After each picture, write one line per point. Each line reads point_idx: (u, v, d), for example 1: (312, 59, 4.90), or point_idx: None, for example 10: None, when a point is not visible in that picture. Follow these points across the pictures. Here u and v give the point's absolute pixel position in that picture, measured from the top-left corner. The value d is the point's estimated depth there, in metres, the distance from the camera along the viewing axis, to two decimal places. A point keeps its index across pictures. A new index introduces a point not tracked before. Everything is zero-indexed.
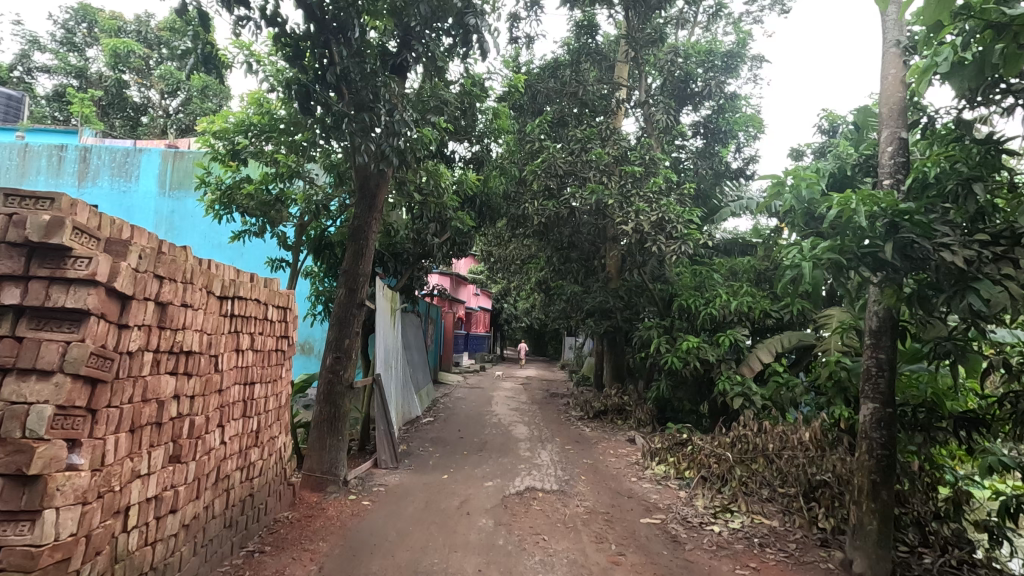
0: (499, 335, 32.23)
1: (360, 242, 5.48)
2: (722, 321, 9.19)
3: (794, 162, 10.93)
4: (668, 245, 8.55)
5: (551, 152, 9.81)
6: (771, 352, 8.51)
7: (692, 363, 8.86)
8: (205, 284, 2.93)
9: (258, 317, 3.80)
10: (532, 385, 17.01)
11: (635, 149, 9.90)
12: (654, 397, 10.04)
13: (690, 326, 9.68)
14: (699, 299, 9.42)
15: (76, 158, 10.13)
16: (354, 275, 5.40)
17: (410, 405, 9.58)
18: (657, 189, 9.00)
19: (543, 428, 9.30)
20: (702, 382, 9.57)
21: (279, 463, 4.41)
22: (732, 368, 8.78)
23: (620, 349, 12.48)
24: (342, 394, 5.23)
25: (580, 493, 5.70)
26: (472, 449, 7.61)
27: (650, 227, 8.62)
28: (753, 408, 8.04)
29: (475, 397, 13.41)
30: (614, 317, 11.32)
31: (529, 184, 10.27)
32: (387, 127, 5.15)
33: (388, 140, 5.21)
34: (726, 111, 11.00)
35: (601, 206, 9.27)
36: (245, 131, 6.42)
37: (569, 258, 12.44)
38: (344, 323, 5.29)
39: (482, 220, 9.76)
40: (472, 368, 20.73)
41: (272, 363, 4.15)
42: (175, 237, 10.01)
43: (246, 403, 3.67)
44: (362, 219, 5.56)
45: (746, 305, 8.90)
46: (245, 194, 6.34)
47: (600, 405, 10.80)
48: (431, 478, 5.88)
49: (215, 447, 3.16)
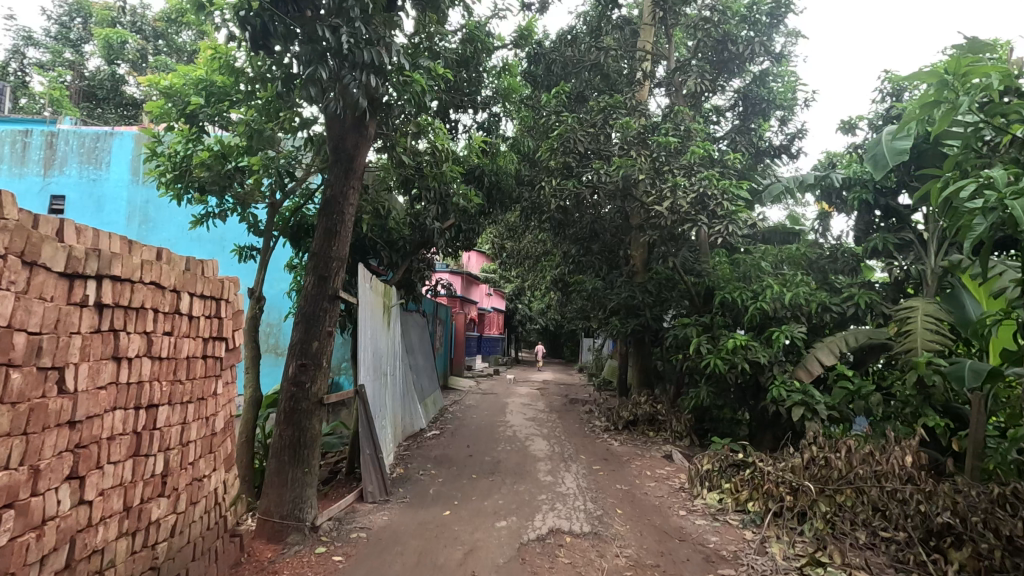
0: (513, 337, 31.04)
1: (335, 216, 4.26)
2: (773, 317, 7.88)
3: (846, 137, 9.86)
4: (711, 227, 7.25)
5: (571, 124, 8.56)
6: (834, 353, 7.18)
7: (740, 366, 7.55)
8: (16, 248, 1.77)
9: (160, 310, 2.61)
10: (549, 391, 15.78)
11: (667, 121, 8.64)
12: (691, 406, 8.77)
13: (733, 323, 8.39)
14: (743, 289, 8.11)
15: (43, 144, 9.10)
16: (326, 255, 4.20)
17: (411, 414, 8.38)
18: (696, 159, 7.72)
19: (565, 443, 8.06)
20: (748, 388, 8.27)
21: (214, 513, 3.22)
22: (786, 371, 7.48)
23: (648, 350, 11.21)
24: (310, 413, 4.01)
25: (618, 536, 4.45)
26: (482, 471, 6.39)
27: (690, 206, 7.34)
28: (817, 420, 6.75)
29: (487, 404, 12.23)
30: (642, 314, 10.06)
31: (544, 162, 9.00)
32: (355, 59, 3.89)
33: (359, 74, 3.95)
34: (767, 78, 9.53)
35: (629, 184, 8.01)
36: (202, 89, 5.24)
37: (590, 250, 11.18)
38: (313, 320, 4.08)
39: (492, 204, 8.58)
40: (484, 372, 19.56)
41: (194, 376, 2.96)
42: (149, 231, 8.94)
43: (138, 437, 2.48)
44: (336, 187, 4.32)
45: (802, 298, 7.57)
46: (197, 163, 5.13)
47: (628, 415, 9.53)
48: (429, 515, 4.68)
49: (57, 516, 1.98)
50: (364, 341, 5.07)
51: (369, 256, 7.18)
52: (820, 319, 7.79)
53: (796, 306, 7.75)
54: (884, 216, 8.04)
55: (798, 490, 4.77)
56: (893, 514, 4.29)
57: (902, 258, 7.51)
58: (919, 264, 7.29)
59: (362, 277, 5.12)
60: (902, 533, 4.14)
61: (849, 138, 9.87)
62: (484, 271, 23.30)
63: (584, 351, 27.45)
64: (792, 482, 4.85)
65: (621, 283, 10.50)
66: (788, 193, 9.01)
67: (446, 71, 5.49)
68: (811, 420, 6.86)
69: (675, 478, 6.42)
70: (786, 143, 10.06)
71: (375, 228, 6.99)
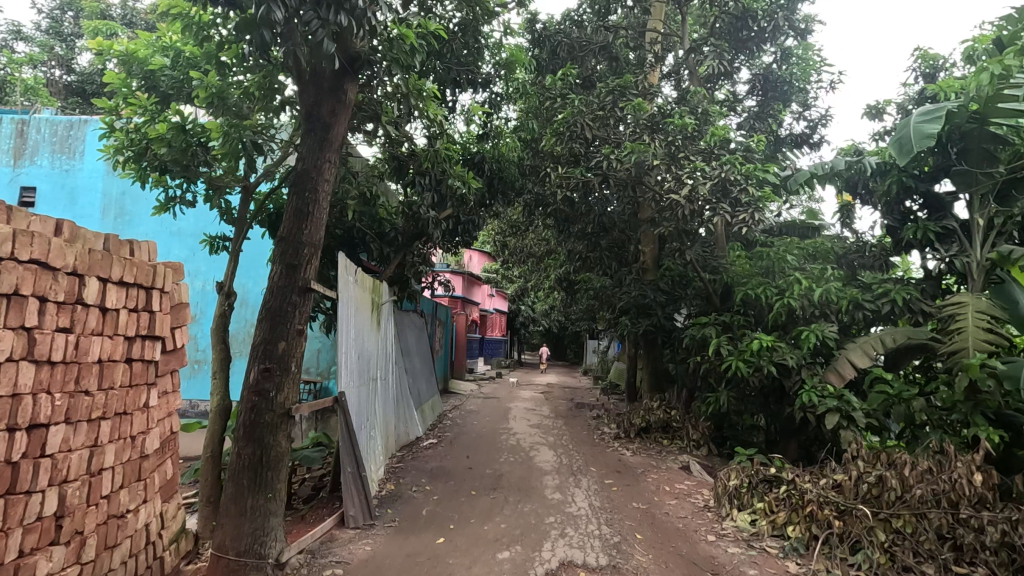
0: (517, 339, 30.42)
1: (307, 191, 3.62)
2: (800, 315, 7.20)
3: (872, 123, 9.24)
4: (735, 215, 6.56)
5: (577, 107, 7.87)
6: (870, 356, 6.50)
7: (765, 369, 6.88)
8: None
9: (50, 298, 1.97)
10: (554, 394, 15.15)
11: (682, 104, 7.93)
12: (709, 413, 8.12)
13: (756, 321, 7.70)
14: (768, 283, 7.41)
15: (12, 131, 8.47)
16: (297, 238, 3.56)
17: (405, 422, 7.74)
18: (717, 142, 7.00)
19: (574, 453, 7.41)
20: (772, 393, 7.62)
21: (145, 557, 2.57)
22: (816, 374, 6.81)
23: (659, 352, 10.55)
24: (274, 428, 3.34)
25: (641, 570, 3.79)
26: (482, 487, 5.76)
27: (710, 192, 6.64)
28: (854, 430, 6.08)
29: (489, 409, 11.60)
30: (653, 314, 9.40)
31: (549, 149, 8.34)
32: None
33: (328, 12, 3.31)
34: (788, 59, 8.84)
35: (642, 171, 7.35)
36: (167, 53, 4.65)
37: (598, 246, 10.50)
38: (280, 316, 3.44)
39: (493, 194, 7.94)
40: (485, 375, 18.92)
41: (111, 385, 2.32)
42: (125, 225, 8.32)
43: (9, 471, 1.83)
44: (308, 160, 3.67)
45: (833, 293, 6.87)
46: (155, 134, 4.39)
47: (640, 421, 8.88)
48: (421, 543, 4.05)
49: None
50: (344, 341, 4.37)
51: (358, 249, 6.54)
52: (851, 317, 7.11)
53: (824, 303, 7.07)
54: (920, 206, 7.35)
55: (848, 514, 4.19)
56: (967, 544, 3.82)
57: (943, 249, 6.82)
58: (961, 256, 6.62)
59: (341, 267, 4.39)
60: (980, 567, 3.73)
61: (874, 125, 9.24)
62: (486, 271, 22.63)
63: (589, 354, 26.79)
64: (845, 506, 4.24)
65: (631, 280, 9.83)
66: (811, 183, 8.29)
67: (440, 33, 4.86)
68: (848, 430, 6.18)
69: (697, 495, 5.75)
70: (807, 130, 9.37)
71: (363, 217, 6.35)
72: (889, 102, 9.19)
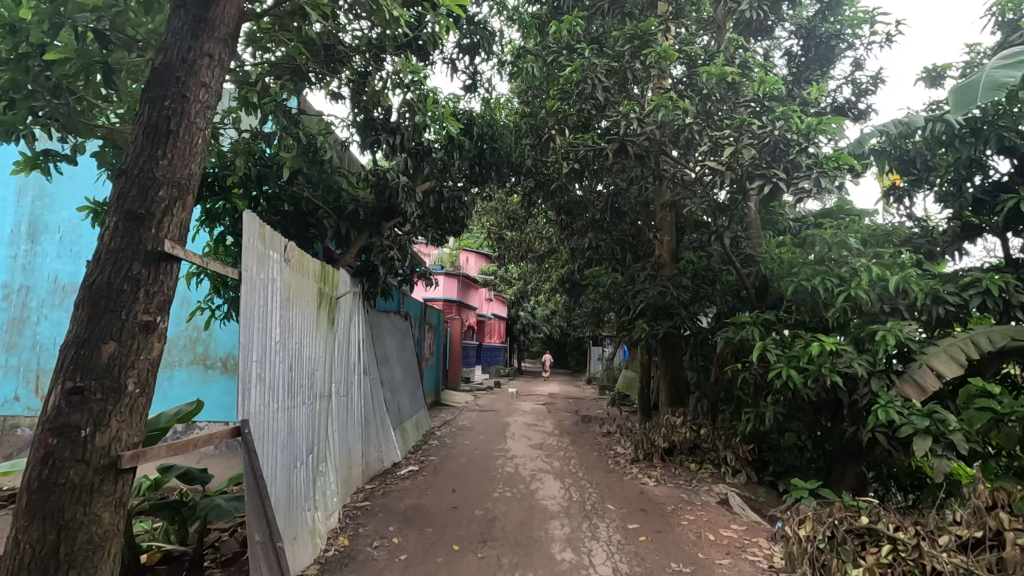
0: (515, 345, 28.93)
1: (167, 96, 2.23)
2: (865, 312, 5.79)
3: (929, 90, 7.94)
4: (793, 183, 5.13)
5: (587, 58, 6.41)
6: (961, 362, 5.12)
7: (825, 380, 5.47)
8: None
9: None
10: (556, 406, 13.64)
11: (715, 55, 6.52)
12: (747, 432, 6.70)
13: (808, 320, 6.28)
14: (824, 268, 5.98)
15: None
16: (149, 170, 2.16)
17: (376, 445, 6.32)
18: (768, 93, 5.56)
19: (587, 485, 5.99)
20: (825, 408, 6.21)
21: None
22: (892, 386, 5.39)
23: (679, 359, 9.12)
24: (85, 492, 1.91)
25: None
26: (468, 539, 4.36)
27: (757, 157, 5.26)
28: (952, 458, 4.69)
29: (485, 425, 10.19)
30: (675, 314, 7.97)
31: (551, 117, 6.94)
32: None
33: None
34: (835, 12, 7.48)
35: (669, 135, 5.92)
36: None
37: (607, 236, 9.08)
38: (108, 298, 2.03)
39: (483, 168, 6.55)
40: (483, 386, 17.41)
41: None
42: (45, 210, 6.67)
43: None
44: (172, 52, 2.27)
45: (910, 281, 5.45)
46: None
47: (662, 442, 7.44)
48: None
49: None
50: (256, 342, 2.94)
51: (311, 229, 5.14)
52: (928, 314, 5.71)
53: (896, 295, 5.66)
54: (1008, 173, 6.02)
55: None
56: None
57: None
58: None
59: (251, 232, 2.96)
60: None
61: (931, 91, 7.94)
62: (482, 273, 21.18)
63: (592, 360, 25.33)
64: None
65: (647, 276, 8.41)
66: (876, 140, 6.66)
67: None
68: (944, 459, 4.74)
69: (756, 549, 4.34)
70: (853, 97, 7.99)
71: (316, 188, 4.95)
72: (947, 66, 7.89)
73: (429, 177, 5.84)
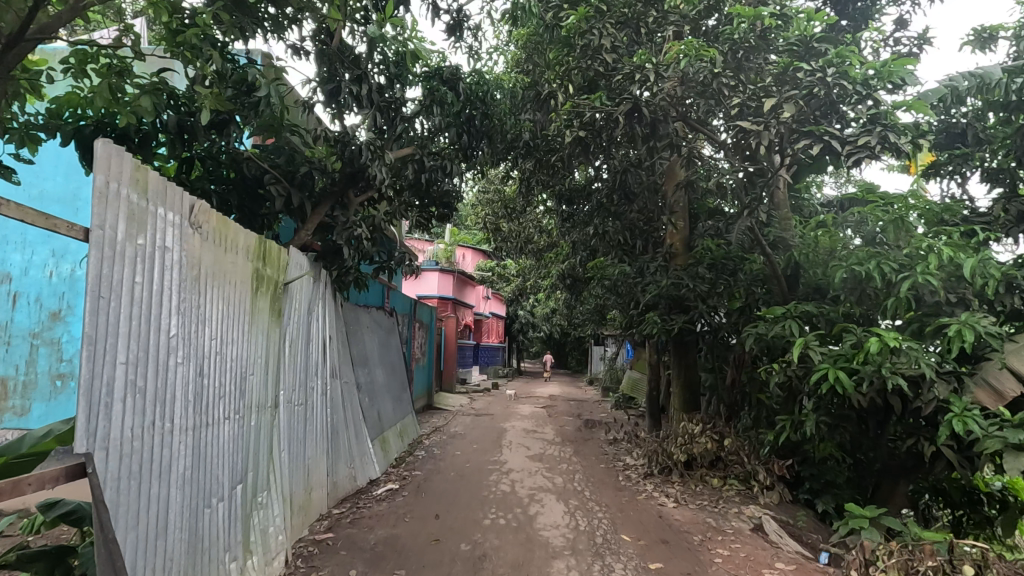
0: (513, 346, 27.95)
1: None
2: (928, 302, 4.86)
3: (980, 55, 7.01)
4: (850, 141, 4.21)
5: (594, 7, 5.50)
6: None
7: (882, 383, 4.55)
8: None
9: None
10: (556, 410, 12.67)
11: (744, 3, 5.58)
12: (780, 443, 5.75)
13: (855, 312, 5.33)
14: (874, 250, 5.05)
15: None
16: None
17: (348, 461, 5.37)
18: (813, 35, 4.62)
19: (596, 508, 5.07)
20: (875, 415, 5.27)
21: None
22: (964, 389, 4.47)
23: (694, 358, 8.16)
24: None
25: None
26: None
27: (801, 112, 4.37)
28: None
29: (478, 432, 9.24)
30: (691, 309, 7.03)
31: (552, 80, 6.00)
32: None
33: None
34: None
35: (692, 92, 4.99)
36: None
37: (615, 223, 8.13)
38: None
39: (471, 136, 5.61)
40: (479, 387, 16.46)
41: None
42: None
43: None
44: None
45: (986, 264, 4.53)
46: None
47: (680, 455, 6.51)
48: None
49: None
50: (122, 333, 2.01)
51: (260, 200, 4.20)
52: (1003, 305, 4.78)
53: (967, 281, 4.73)
54: None
55: None
56: None
57: None
58: None
59: (121, 172, 2.03)
60: None
61: (982, 57, 7.02)
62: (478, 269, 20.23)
63: (593, 360, 24.40)
64: None
65: (659, 266, 7.48)
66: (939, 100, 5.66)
67: None
68: None
69: None
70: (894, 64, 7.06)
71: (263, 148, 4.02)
72: (1000, 27, 6.98)
73: (407, 143, 4.91)
